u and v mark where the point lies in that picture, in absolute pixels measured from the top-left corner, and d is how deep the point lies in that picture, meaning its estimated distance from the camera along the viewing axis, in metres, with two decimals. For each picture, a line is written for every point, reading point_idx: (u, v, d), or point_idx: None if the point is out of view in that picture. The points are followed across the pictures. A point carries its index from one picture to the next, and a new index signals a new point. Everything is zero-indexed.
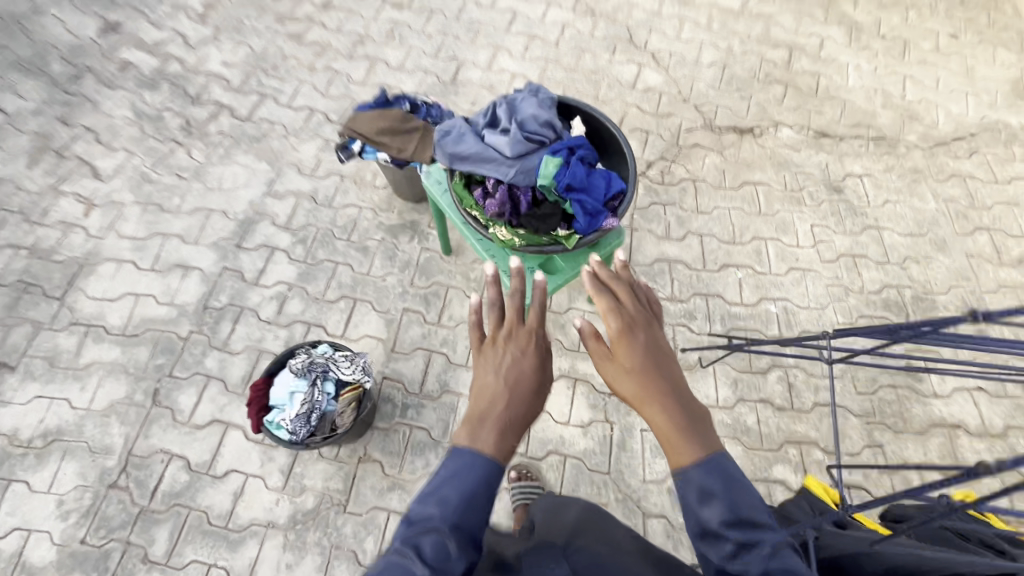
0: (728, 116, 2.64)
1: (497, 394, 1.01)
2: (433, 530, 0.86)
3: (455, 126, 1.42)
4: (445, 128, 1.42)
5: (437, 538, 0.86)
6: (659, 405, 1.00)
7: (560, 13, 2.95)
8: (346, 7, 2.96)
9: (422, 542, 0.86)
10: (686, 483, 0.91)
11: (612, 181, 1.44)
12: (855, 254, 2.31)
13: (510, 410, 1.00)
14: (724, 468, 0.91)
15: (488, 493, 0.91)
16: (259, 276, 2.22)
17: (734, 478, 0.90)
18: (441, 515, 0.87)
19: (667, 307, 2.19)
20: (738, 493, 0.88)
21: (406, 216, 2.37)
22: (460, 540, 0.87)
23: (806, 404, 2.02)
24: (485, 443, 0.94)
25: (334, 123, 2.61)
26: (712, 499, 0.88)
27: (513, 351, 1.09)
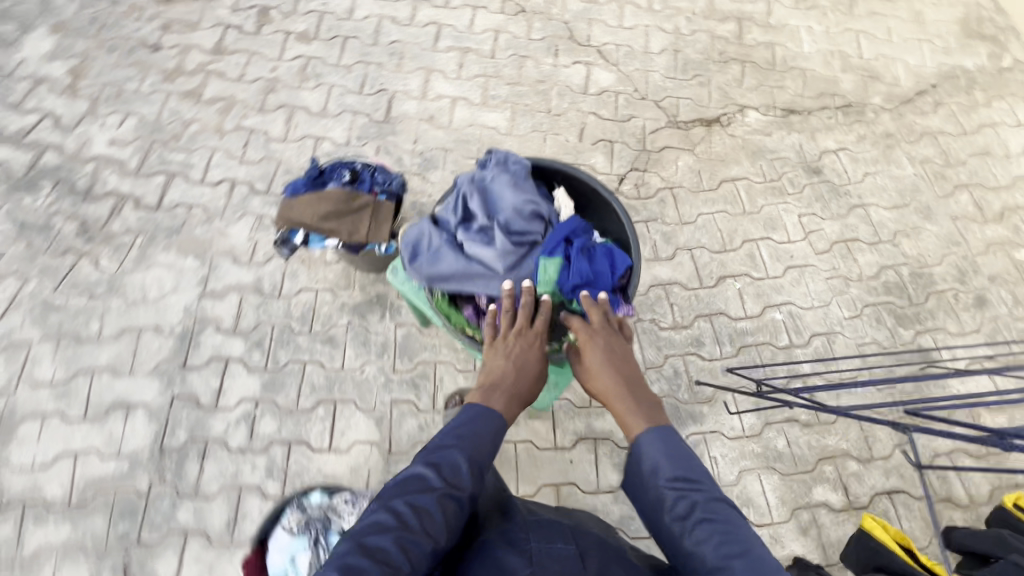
0: (691, 108, 2.46)
1: (506, 373, 1.13)
2: (450, 451, 1.03)
3: (429, 241, 1.27)
4: (419, 245, 1.27)
5: (452, 460, 1.02)
6: (624, 396, 1.10)
7: (489, 18, 2.64)
8: (244, 48, 2.54)
9: (442, 461, 1.02)
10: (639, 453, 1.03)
11: (618, 259, 1.28)
12: (847, 239, 2.22)
13: (518, 389, 1.12)
14: (671, 440, 1.02)
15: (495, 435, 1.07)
16: (217, 397, 1.92)
17: (679, 448, 1.02)
18: (454, 441, 1.04)
19: (672, 337, 2.04)
20: (680, 460, 1.00)
21: (370, 290, 2.10)
22: (472, 468, 1.03)
23: (831, 414, 1.94)
24: (496, 407, 1.09)
25: (262, 194, 2.26)
26: (655, 464, 1.01)
27: (522, 345, 1.17)
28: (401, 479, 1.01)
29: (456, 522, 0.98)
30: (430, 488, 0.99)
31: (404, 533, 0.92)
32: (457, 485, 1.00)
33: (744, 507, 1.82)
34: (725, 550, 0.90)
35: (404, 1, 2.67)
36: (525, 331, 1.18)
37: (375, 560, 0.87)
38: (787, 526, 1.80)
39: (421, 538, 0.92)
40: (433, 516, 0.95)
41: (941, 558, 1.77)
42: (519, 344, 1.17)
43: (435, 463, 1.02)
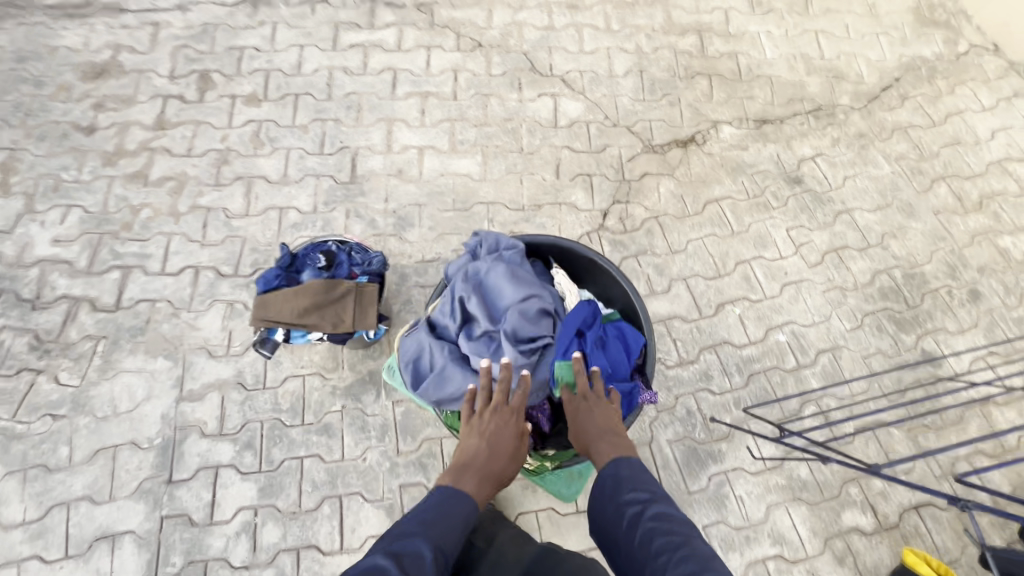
0: (664, 130, 2.40)
1: (479, 453, 1.20)
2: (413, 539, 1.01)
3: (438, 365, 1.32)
4: (429, 370, 1.33)
5: (415, 548, 1.00)
6: (597, 441, 1.24)
7: (445, 57, 2.53)
8: (188, 119, 2.37)
9: (404, 551, 0.99)
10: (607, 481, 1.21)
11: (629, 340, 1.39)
12: (837, 247, 2.20)
13: (492, 468, 1.19)
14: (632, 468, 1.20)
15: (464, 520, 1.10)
16: (211, 511, 1.78)
17: (636, 478, 1.18)
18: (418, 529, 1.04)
19: (681, 375, 1.97)
20: (640, 481, 1.17)
21: (360, 367, 1.97)
22: (435, 559, 1.01)
23: (848, 432, 1.92)
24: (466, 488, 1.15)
25: (229, 277, 2.11)
26: (618, 483, 1.19)
27: (497, 422, 1.23)
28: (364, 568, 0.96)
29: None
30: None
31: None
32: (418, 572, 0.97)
33: (777, 544, 1.77)
34: (667, 544, 1.05)
35: (354, 49, 2.54)
36: (500, 408, 1.24)
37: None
38: (823, 557, 1.76)
39: None
40: None
41: (977, 567, 1.76)
42: (494, 422, 1.23)
43: (397, 552, 0.99)
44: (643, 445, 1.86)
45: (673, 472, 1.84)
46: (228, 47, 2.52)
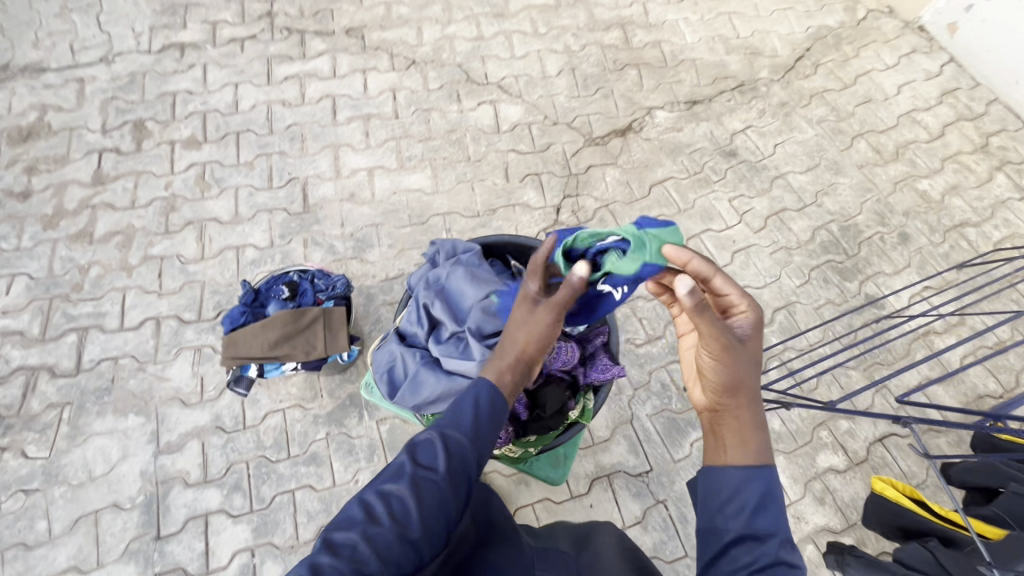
0: (603, 122, 2.50)
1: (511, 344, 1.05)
2: (425, 434, 0.92)
3: (402, 367, 1.15)
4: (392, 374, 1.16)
5: (429, 442, 0.92)
6: (736, 399, 0.97)
7: (382, 77, 2.58)
8: (128, 170, 2.33)
9: (420, 446, 0.91)
10: (720, 480, 0.93)
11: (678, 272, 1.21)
12: (777, 211, 2.34)
13: (525, 357, 1.02)
14: (773, 486, 0.91)
15: (487, 408, 0.97)
16: (207, 560, 1.75)
17: (768, 497, 0.91)
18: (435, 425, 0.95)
19: (651, 351, 2.07)
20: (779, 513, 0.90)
21: (340, 392, 1.98)
22: (450, 452, 0.91)
23: (811, 381, 2.04)
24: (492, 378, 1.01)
25: (194, 323, 2.08)
26: (760, 503, 0.90)
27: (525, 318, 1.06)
28: (382, 473, 0.90)
29: (436, 506, 0.86)
30: (402, 475, 0.88)
31: (372, 526, 0.83)
32: (432, 473, 0.89)
33: None
34: None
35: (289, 80, 2.55)
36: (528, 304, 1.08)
37: (342, 559, 0.79)
38: (805, 500, 1.86)
39: (391, 531, 0.82)
40: (404, 506, 0.85)
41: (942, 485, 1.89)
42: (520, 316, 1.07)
43: (415, 448, 0.91)
44: (625, 423, 1.94)
45: (657, 444, 1.93)
46: (159, 93, 2.50)
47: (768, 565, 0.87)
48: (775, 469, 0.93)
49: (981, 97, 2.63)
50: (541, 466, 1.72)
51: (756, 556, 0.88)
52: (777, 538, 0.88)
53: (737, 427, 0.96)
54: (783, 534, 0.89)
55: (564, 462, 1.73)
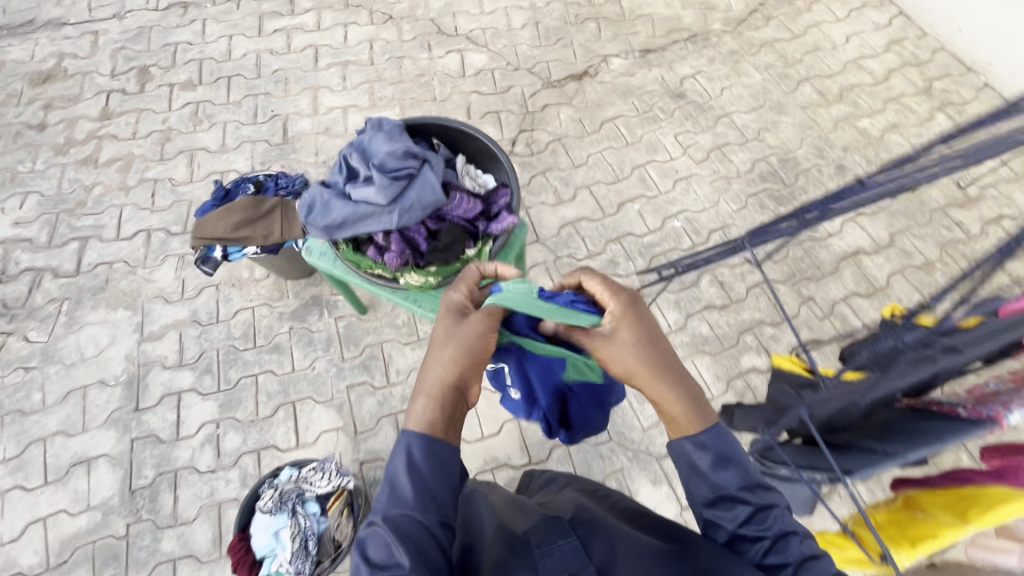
0: (561, 68, 2.70)
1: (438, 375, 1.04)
2: (371, 530, 0.89)
3: (316, 197, 1.30)
4: (307, 203, 1.31)
5: (379, 537, 0.87)
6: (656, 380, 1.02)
7: (361, 31, 2.83)
8: (131, 108, 2.61)
9: (372, 543, 0.87)
10: (678, 454, 0.99)
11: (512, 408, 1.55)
12: (720, 145, 2.48)
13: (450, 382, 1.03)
14: (727, 442, 0.97)
15: (425, 459, 0.96)
16: (177, 429, 1.96)
17: (730, 452, 0.96)
18: (378, 511, 0.92)
19: (591, 266, 2.22)
20: (735, 457, 0.96)
21: (304, 294, 2.19)
22: (401, 532, 0.87)
23: (741, 293, 2.16)
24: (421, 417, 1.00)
25: (180, 235, 2.32)
26: (723, 457, 0.96)
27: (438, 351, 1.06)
28: None
29: None
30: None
31: None
32: (394, 565, 0.83)
33: None
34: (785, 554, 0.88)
35: (277, 33, 2.82)
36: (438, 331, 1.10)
37: None
38: (726, 395, 1.99)
39: None
40: None
41: None
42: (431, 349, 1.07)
43: (365, 547, 0.87)
44: None
45: None
46: (163, 44, 2.78)
47: (751, 515, 0.91)
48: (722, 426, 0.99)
49: (927, 46, 2.75)
50: None
51: (736, 513, 0.92)
52: (749, 487, 0.94)
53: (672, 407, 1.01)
54: (752, 481, 0.95)
55: None
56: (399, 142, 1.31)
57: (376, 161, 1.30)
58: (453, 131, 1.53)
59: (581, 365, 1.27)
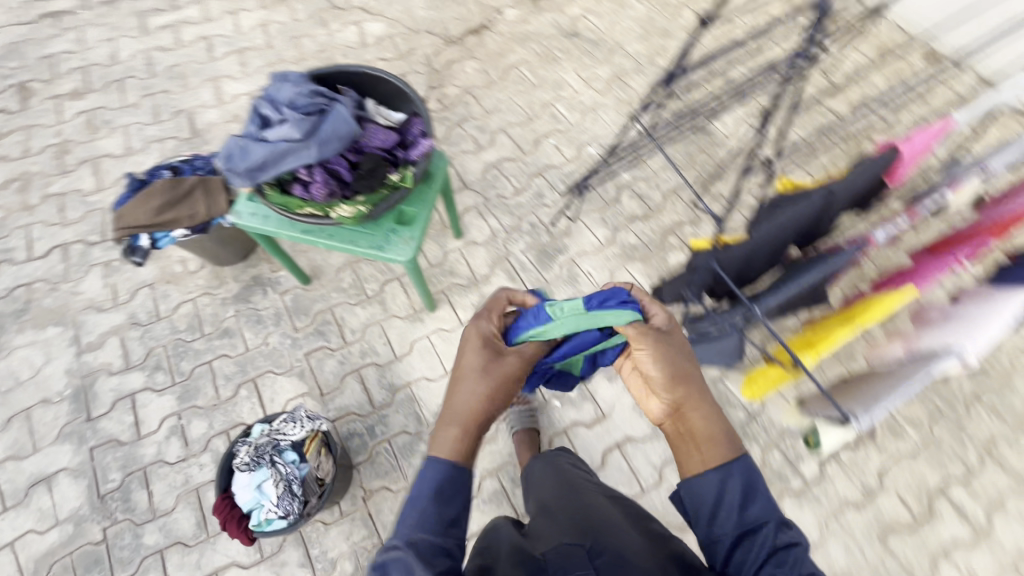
0: (459, 25, 2.78)
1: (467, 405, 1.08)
2: (393, 551, 0.96)
3: (234, 146, 1.35)
4: (226, 154, 1.35)
5: (401, 558, 0.94)
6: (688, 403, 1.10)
7: (252, 16, 2.79)
8: (18, 126, 2.48)
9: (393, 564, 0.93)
10: (709, 486, 1.04)
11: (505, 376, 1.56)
12: (618, 73, 2.65)
13: (478, 414, 1.08)
14: (751, 476, 1.03)
15: (443, 487, 1.02)
16: (137, 429, 1.93)
17: (756, 486, 1.03)
18: (399, 535, 0.99)
19: (519, 201, 2.34)
20: (763, 494, 1.03)
21: (245, 276, 2.19)
22: (422, 556, 0.94)
23: (659, 201, 2.35)
24: (445, 447, 1.06)
25: (99, 243, 2.25)
26: (748, 491, 1.03)
27: (471, 382, 1.10)
28: None
29: None
30: None
31: None
32: None
33: None
34: None
35: (164, 29, 2.74)
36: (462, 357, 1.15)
37: None
38: None
39: None
40: None
41: None
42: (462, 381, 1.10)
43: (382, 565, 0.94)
44: (500, 258, 2.23)
45: (531, 271, 2.20)
46: (39, 57, 2.64)
47: (771, 553, 0.96)
48: (749, 459, 1.06)
49: None
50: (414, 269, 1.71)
51: (758, 549, 0.97)
52: (773, 523, 0.99)
53: (699, 431, 1.09)
54: (777, 520, 1.00)
55: (413, 223, 1.62)
56: (306, 86, 1.39)
57: (286, 104, 1.36)
58: (361, 79, 1.61)
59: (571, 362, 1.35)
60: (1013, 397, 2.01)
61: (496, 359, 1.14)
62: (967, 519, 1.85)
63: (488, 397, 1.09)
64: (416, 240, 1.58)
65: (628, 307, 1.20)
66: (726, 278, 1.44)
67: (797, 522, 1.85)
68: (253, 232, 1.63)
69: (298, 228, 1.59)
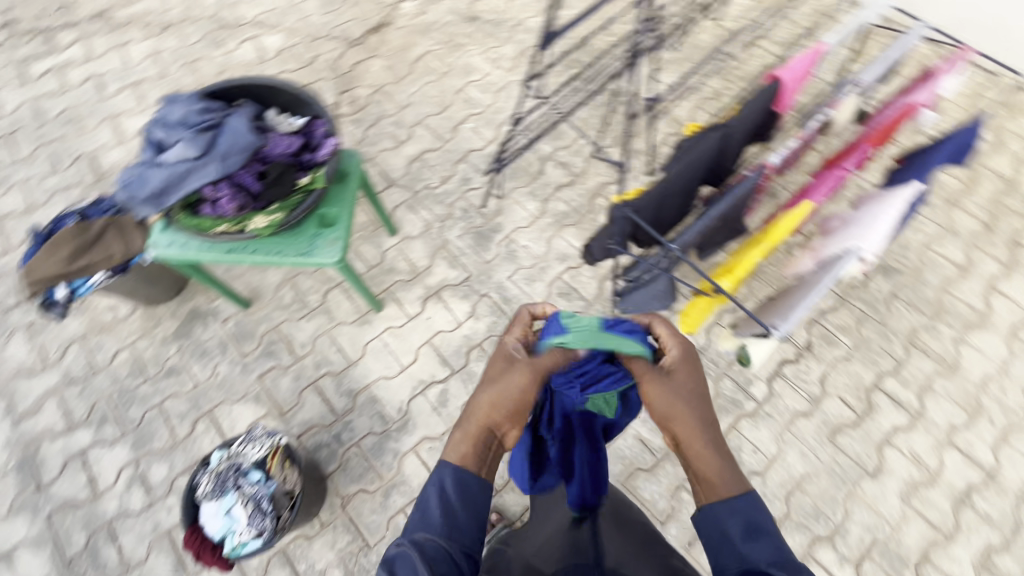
0: (358, 25, 2.76)
1: (479, 414, 1.10)
2: (397, 546, 0.93)
3: (131, 176, 1.32)
4: (124, 184, 1.32)
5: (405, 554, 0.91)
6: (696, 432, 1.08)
7: (141, 47, 2.69)
8: None
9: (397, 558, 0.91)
10: (710, 517, 1.02)
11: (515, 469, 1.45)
12: (524, 49, 2.69)
13: (486, 425, 1.09)
14: (756, 514, 0.99)
15: (458, 493, 1.02)
16: (95, 486, 1.86)
17: (762, 525, 0.98)
18: (406, 533, 0.96)
19: (447, 189, 2.36)
20: (769, 531, 0.97)
21: (180, 311, 2.13)
22: (427, 556, 0.91)
23: (582, 166, 2.42)
24: (452, 452, 1.07)
25: (17, 305, 2.14)
26: (752, 529, 0.98)
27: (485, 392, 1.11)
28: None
29: None
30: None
31: None
32: None
33: (564, 260, 2.22)
34: None
35: (48, 75, 2.62)
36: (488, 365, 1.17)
37: None
38: None
39: None
40: None
41: None
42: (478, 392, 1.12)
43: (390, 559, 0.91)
44: (438, 247, 2.25)
45: (470, 254, 2.24)
46: None
47: None
48: (754, 497, 1.02)
49: None
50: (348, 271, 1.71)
51: None
52: (781, 563, 0.92)
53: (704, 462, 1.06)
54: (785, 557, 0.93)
55: (336, 226, 1.61)
56: (196, 104, 1.37)
57: (178, 124, 1.34)
58: (261, 90, 1.57)
59: (600, 398, 1.27)
60: (925, 289, 2.19)
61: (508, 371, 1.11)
62: (903, 407, 2.01)
63: (497, 413, 1.08)
64: (341, 238, 1.58)
65: (633, 337, 1.18)
66: (641, 224, 1.50)
67: (756, 441, 1.97)
68: (172, 262, 1.59)
69: (220, 249, 1.56)
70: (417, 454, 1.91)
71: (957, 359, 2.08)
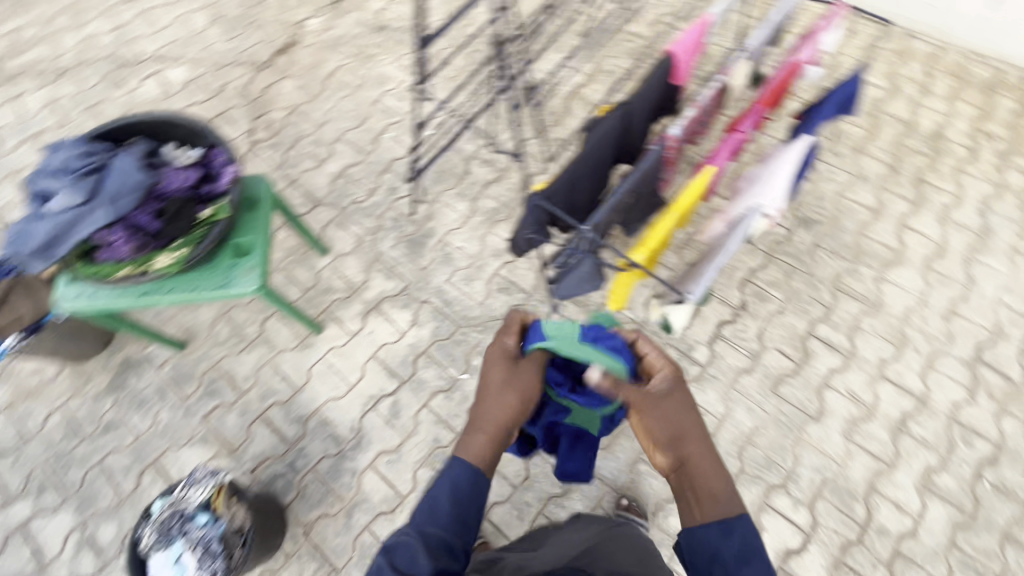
0: (264, 47, 2.71)
1: (495, 414, 1.13)
2: (403, 535, 0.98)
3: (17, 232, 1.28)
4: (11, 242, 1.28)
5: (409, 546, 0.96)
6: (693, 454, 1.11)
7: (36, 97, 2.58)
8: None
9: (399, 547, 0.96)
10: (704, 540, 1.03)
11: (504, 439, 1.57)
12: (435, 53, 2.70)
13: (504, 425, 1.13)
14: (751, 539, 1.02)
15: (468, 491, 1.05)
16: (40, 557, 1.78)
17: (753, 550, 1.01)
18: (412, 523, 1.01)
19: (375, 201, 2.35)
20: (759, 556, 1.00)
21: (111, 363, 2.05)
22: (430, 546, 0.96)
23: (506, 161, 2.44)
24: (472, 452, 1.09)
25: None
26: (745, 554, 1.00)
27: (500, 393, 1.15)
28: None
29: None
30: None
31: None
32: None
33: (499, 256, 2.24)
34: None
35: None
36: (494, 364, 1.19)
37: None
38: None
39: None
40: None
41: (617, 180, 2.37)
42: (491, 395, 1.15)
43: (392, 546, 0.96)
44: (372, 260, 2.23)
45: (405, 263, 2.23)
46: None
47: None
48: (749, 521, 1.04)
49: None
50: (274, 297, 1.67)
51: None
52: None
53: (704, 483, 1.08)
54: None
55: (251, 254, 1.58)
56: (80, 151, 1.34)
57: (61, 173, 1.31)
58: (151, 125, 1.52)
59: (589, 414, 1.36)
60: (843, 235, 2.30)
61: (520, 372, 1.18)
62: (836, 349, 2.11)
63: (515, 413, 1.14)
64: (258, 265, 1.55)
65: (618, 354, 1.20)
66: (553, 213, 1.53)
67: (704, 404, 2.03)
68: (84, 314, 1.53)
69: (133, 293, 1.51)
70: (375, 469, 1.90)
71: (879, 297, 2.19)
